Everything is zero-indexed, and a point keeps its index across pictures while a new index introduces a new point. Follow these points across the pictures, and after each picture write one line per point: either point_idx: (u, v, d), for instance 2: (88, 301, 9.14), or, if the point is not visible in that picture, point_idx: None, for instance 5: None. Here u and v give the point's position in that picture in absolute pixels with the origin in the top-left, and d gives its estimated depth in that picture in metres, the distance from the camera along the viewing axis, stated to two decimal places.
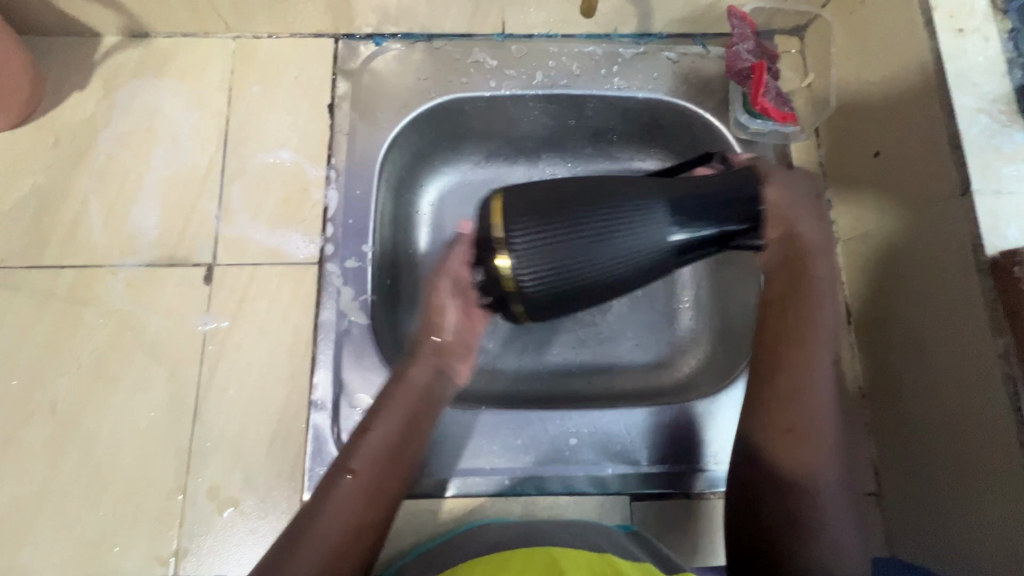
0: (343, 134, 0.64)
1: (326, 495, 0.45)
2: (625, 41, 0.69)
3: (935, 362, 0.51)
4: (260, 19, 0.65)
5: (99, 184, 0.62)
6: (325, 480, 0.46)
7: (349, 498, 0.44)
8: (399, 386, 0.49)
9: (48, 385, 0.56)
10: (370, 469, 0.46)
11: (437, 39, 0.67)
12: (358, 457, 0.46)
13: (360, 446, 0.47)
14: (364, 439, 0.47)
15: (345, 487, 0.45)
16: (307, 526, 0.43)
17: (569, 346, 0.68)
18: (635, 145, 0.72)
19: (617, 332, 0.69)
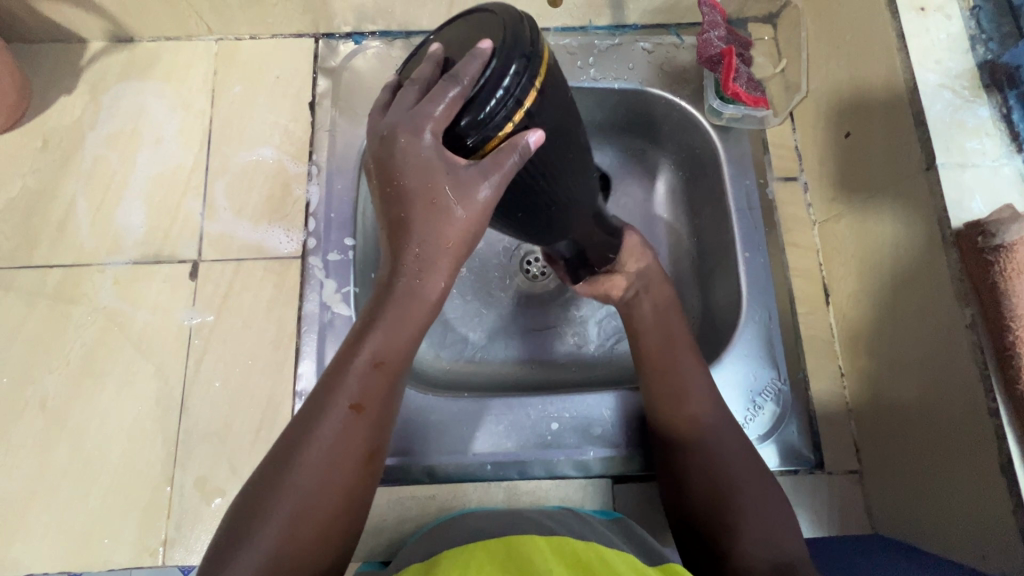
0: (324, 132, 0.65)
1: (318, 422, 0.39)
2: (600, 33, 0.70)
3: (913, 329, 0.51)
4: (242, 22, 0.66)
5: (86, 185, 0.64)
6: (315, 402, 0.40)
7: (351, 434, 0.40)
8: (390, 300, 0.39)
9: (38, 381, 0.57)
10: (370, 403, 0.40)
11: (415, 37, 0.69)
12: (354, 383, 0.40)
13: (357, 375, 0.40)
14: (358, 359, 0.40)
15: (343, 417, 0.39)
16: (298, 452, 0.39)
17: (554, 337, 0.69)
18: (615, 135, 0.73)
19: (599, 317, 0.70)
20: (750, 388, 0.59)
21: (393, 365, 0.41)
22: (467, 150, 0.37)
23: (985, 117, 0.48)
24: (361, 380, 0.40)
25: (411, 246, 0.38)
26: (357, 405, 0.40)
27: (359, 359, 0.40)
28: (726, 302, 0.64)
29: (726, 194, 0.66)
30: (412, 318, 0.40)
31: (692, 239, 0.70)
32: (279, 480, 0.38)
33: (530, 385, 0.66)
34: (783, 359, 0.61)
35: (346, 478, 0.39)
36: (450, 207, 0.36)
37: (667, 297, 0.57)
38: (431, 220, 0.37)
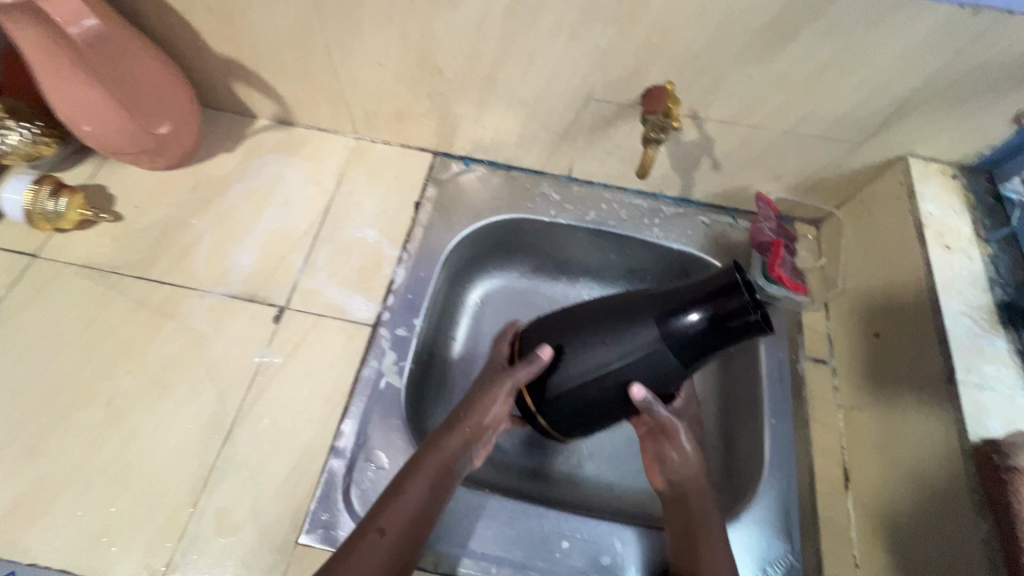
0: (422, 227, 0.77)
1: (353, 548, 0.50)
2: (668, 201, 0.82)
3: (914, 538, 0.54)
4: (381, 130, 0.81)
5: (215, 224, 0.75)
6: (357, 531, 0.51)
7: (374, 555, 0.50)
8: (430, 452, 0.55)
9: (113, 379, 0.63)
10: (398, 528, 0.51)
11: (514, 170, 0.83)
12: (387, 517, 0.52)
13: (390, 509, 0.52)
14: (396, 500, 0.52)
15: (372, 540, 0.50)
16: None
17: (572, 458, 0.74)
18: None
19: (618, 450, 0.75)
20: (761, 557, 0.60)
21: (418, 509, 0.52)
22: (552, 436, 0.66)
23: (1003, 349, 0.55)
24: (393, 507, 0.52)
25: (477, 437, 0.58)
26: (385, 525, 0.51)
27: (390, 529, 0.51)
28: (749, 461, 0.67)
29: (760, 358, 0.71)
30: (441, 476, 0.54)
31: (721, 394, 0.76)
32: None
33: (540, 496, 0.69)
34: (796, 531, 0.61)
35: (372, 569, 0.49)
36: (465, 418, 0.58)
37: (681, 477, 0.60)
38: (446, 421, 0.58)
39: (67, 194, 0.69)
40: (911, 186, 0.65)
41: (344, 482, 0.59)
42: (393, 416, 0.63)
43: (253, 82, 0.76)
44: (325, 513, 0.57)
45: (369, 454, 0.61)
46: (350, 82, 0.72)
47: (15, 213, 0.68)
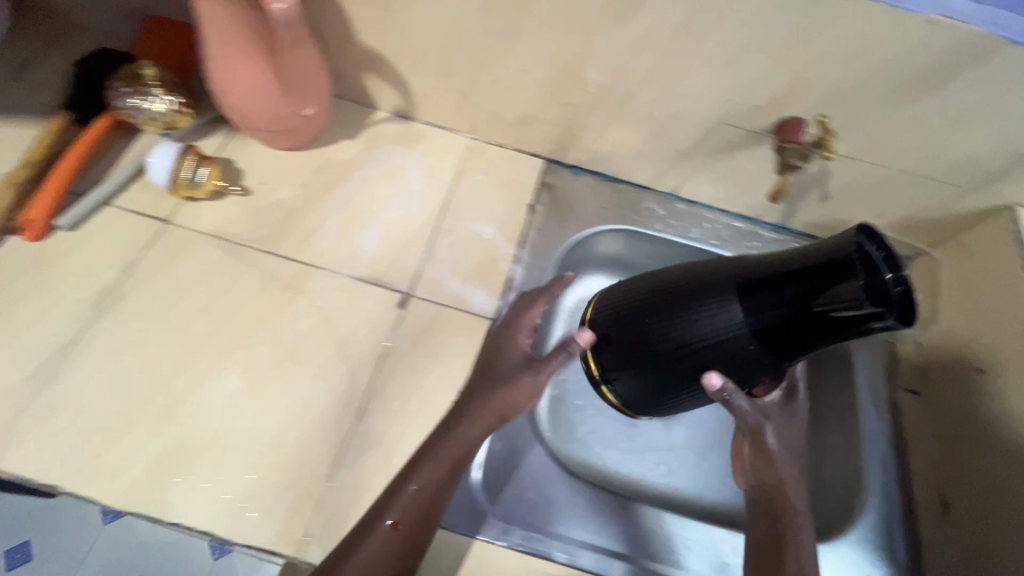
0: (537, 230, 0.79)
1: (360, 541, 0.50)
2: (765, 226, 0.85)
3: None
4: (499, 133, 0.83)
5: (339, 208, 0.76)
6: (367, 519, 0.52)
7: (388, 548, 0.50)
8: (444, 443, 0.55)
9: (248, 349, 0.64)
10: (410, 522, 0.51)
11: (621, 183, 0.86)
12: (397, 511, 0.51)
13: (401, 504, 0.52)
14: (399, 494, 0.52)
15: (383, 533, 0.50)
16: (339, 564, 0.49)
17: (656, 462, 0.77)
18: None
19: (699, 459, 0.78)
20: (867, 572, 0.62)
21: (439, 488, 0.53)
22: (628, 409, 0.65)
23: None
24: (433, 495, 0.53)
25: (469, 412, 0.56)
26: (398, 519, 0.51)
27: (410, 528, 0.51)
28: (845, 482, 0.69)
29: (856, 382, 0.74)
30: (458, 456, 0.54)
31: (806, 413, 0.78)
32: None
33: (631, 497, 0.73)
34: (902, 554, 0.64)
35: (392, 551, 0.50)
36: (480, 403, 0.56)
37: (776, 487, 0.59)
38: (502, 400, 0.56)
39: (208, 164, 0.70)
40: (1022, 233, 0.69)
41: (473, 468, 0.62)
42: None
43: (386, 75, 0.78)
44: (456, 497, 0.59)
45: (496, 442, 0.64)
46: (487, 84, 0.75)
47: (160, 176, 0.69)
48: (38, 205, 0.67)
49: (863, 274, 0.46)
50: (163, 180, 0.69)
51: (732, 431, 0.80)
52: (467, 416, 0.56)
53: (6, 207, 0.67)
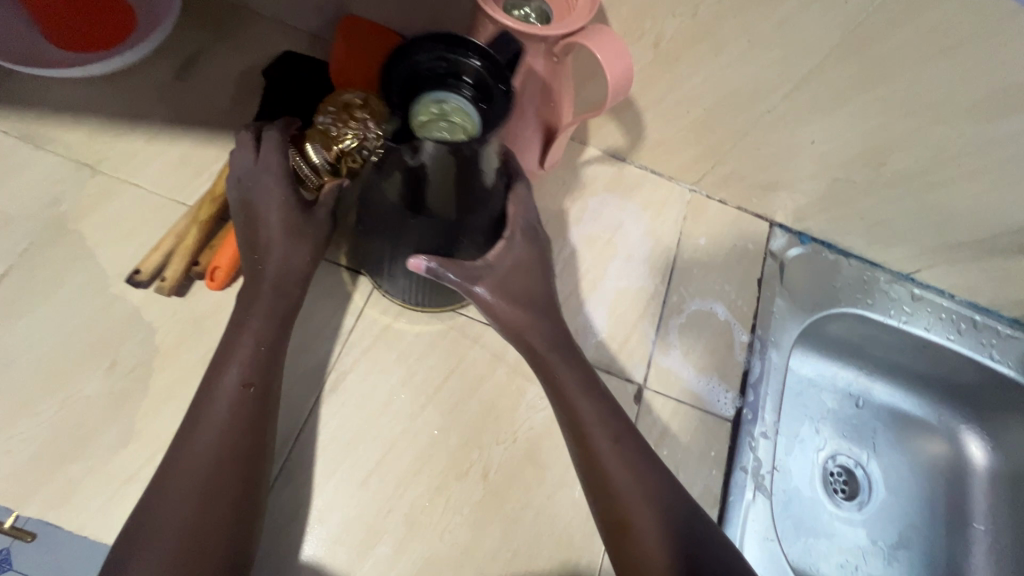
0: (770, 312, 0.71)
1: (191, 428, 0.45)
2: (1000, 320, 0.78)
3: None
4: (730, 190, 0.73)
5: (559, 272, 0.67)
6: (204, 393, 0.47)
7: (209, 434, 0.45)
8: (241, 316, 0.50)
9: (485, 448, 0.57)
10: (239, 396, 0.46)
11: (852, 258, 0.76)
12: (220, 403, 0.46)
13: (227, 395, 0.46)
14: (222, 375, 0.47)
15: (229, 400, 0.46)
16: (171, 464, 0.44)
17: (853, 559, 0.78)
18: (949, 403, 0.85)
19: (896, 559, 0.79)
20: None
21: (215, 455, 0.44)
22: (427, 310, 0.60)
23: None
24: (186, 459, 0.44)
25: (262, 375, 0.48)
26: (248, 381, 0.47)
27: (209, 423, 0.45)
28: None
29: None
30: (221, 451, 0.44)
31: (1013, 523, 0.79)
32: (163, 517, 0.41)
33: None
34: None
35: (178, 527, 0.41)
36: (245, 335, 0.48)
37: (661, 466, 0.50)
38: (268, 329, 0.49)
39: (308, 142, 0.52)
40: None
41: None
42: (755, 525, 0.61)
43: (626, 118, 0.67)
44: None
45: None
46: (751, 145, 0.64)
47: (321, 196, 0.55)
48: (226, 248, 0.55)
49: (470, 85, 0.44)
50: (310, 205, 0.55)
51: (924, 527, 0.81)
52: (236, 355, 0.48)
53: (189, 249, 0.56)
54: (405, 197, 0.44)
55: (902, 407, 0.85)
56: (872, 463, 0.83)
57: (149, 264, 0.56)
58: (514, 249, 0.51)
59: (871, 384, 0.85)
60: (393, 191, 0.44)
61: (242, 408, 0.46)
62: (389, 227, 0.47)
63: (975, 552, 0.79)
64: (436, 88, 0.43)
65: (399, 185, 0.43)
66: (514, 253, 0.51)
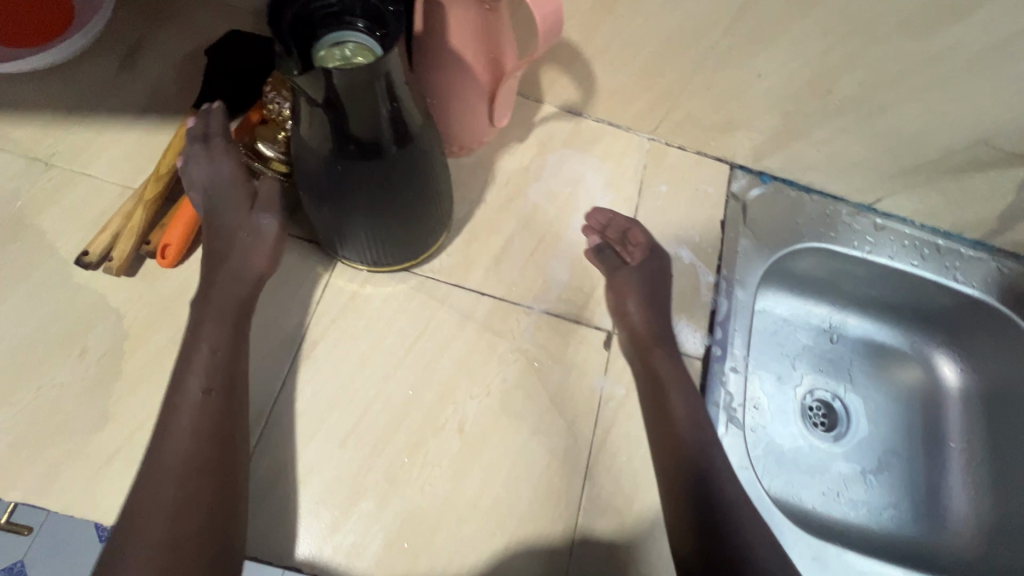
0: (734, 252, 0.72)
1: (158, 444, 0.45)
2: (963, 243, 0.79)
3: None
4: (687, 135, 0.73)
5: (522, 229, 0.68)
6: (170, 403, 0.47)
7: (182, 443, 0.45)
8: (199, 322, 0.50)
9: (459, 402, 0.59)
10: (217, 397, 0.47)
11: (813, 193, 0.77)
12: (188, 413, 0.46)
13: (193, 403, 0.47)
14: (183, 386, 0.47)
15: (194, 403, 0.47)
16: (144, 477, 0.44)
17: (831, 491, 0.79)
18: (923, 330, 0.86)
19: (874, 486, 0.80)
20: None
21: (185, 461, 0.44)
22: (379, 269, 0.61)
23: None
24: (159, 470, 0.44)
25: (221, 379, 0.49)
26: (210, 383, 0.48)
27: (182, 431, 0.45)
28: None
29: None
30: (195, 458, 0.45)
31: (988, 442, 0.80)
32: (141, 533, 0.41)
33: (823, 529, 0.76)
34: None
35: (163, 537, 0.41)
36: (201, 341, 0.49)
37: (714, 440, 0.57)
38: (224, 329, 0.51)
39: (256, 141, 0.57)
40: None
41: None
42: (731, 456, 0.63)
43: (576, 70, 0.67)
44: None
45: None
46: (700, 86, 0.65)
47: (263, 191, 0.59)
48: (176, 226, 0.56)
49: (365, 19, 0.41)
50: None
51: (901, 455, 0.83)
52: (195, 360, 0.49)
53: (137, 229, 0.56)
54: (330, 145, 0.42)
55: (876, 339, 0.87)
56: (849, 396, 0.85)
57: (97, 245, 0.56)
58: (648, 261, 0.66)
59: (844, 319, 0.86)
60: (316, 140, 0.42)
61: (209, 412, 0.47)
62: (325, 181, 0.46)
63: (954, 475, 0.81)
64: (332, 28, 0.41)
65: (320, 134, 0.42)
66: (655, 264, 0.66)
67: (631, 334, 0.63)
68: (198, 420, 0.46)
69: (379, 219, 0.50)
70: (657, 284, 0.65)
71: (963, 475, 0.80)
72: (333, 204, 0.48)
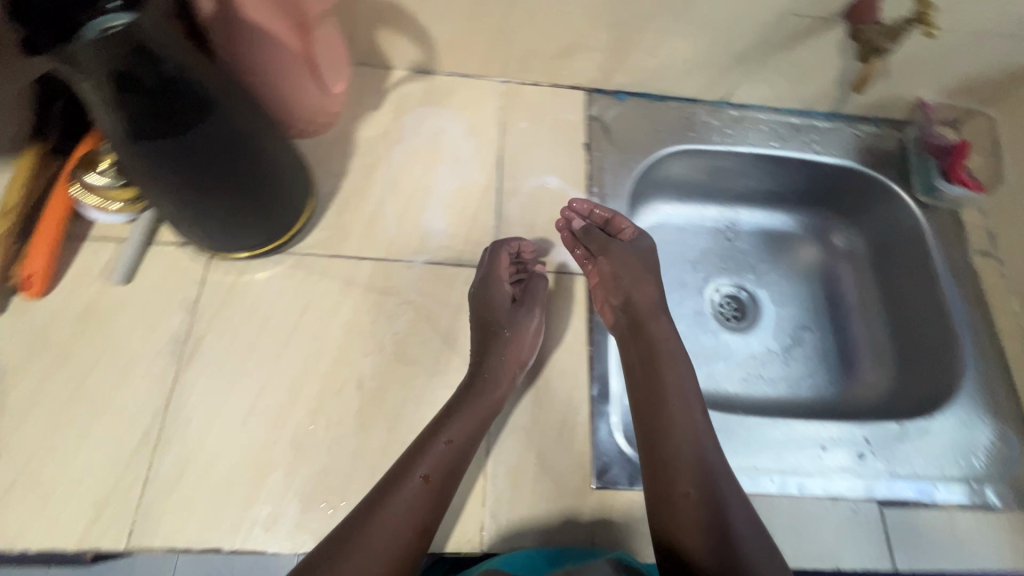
0: (601, 170, 0.75)
1: (364, 525, 0.49)
2: (819, 116, 0.83)
3: None
4: (535, 70, 0.76)
5: (391, 191, 0.70)
6: (391, 478, 0.52)
7: (383, 533, 0.48)
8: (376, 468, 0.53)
9: (353, 363, 0.60)
10: (434, 474, 0.52)
11: (669, 100, 0.80)
12: (401, 496, 0.50)
13: (406, 490, 0.51)
14: (404, 482, 0.51)
15: (413, 486, 0.51)
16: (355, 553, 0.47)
17: (749, 376, 0.81)
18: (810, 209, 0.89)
19: (790, 362, 0.82)
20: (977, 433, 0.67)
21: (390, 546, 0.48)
22: (260, 252, 0.63)
23: None
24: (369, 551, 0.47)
25: (443, 471, 0.52)
26: (427, 471, 0.52)
27: (381, 518, 0.49)
28: (933, 357, 0.75)
29: (935, 259, 0.77)
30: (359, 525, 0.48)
31: (882, 296, 0.83)
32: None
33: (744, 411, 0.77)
34: (1004, 412, 0.69)
35: None
36: (441, 434, 0.54)
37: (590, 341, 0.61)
38: (467, 428, 0.55)
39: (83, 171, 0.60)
40: None
41: (618, 426, 0.61)
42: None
43: (406, 27, 0.69)
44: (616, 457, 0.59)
45: None
46: (523, 17, 0.67)
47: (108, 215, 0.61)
48: (37, 255, 0.57)
49: None
50: (113, 217, 0.62)
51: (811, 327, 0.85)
52: (429, 448, 0.53)
53: None
54: (126, 125, 0.44)
55: (768, 227, 0.90)
56: (754, 287, 0.87)
57: None
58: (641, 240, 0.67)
59: (735, 215, 0.89)
60: (111, 124, 0.44)
61: (420, 500, 0.51)
62: (142, 165, 0.48)
63: (862, 335, 0.83)
64: None
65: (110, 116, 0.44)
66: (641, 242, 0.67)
67: (625, 305, 0.63)
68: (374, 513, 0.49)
69: (213, 190, 0.52)
70: (648, 260, 0.66)
71: (869, 332, 0.83)
72: (171, 187, 0.50)
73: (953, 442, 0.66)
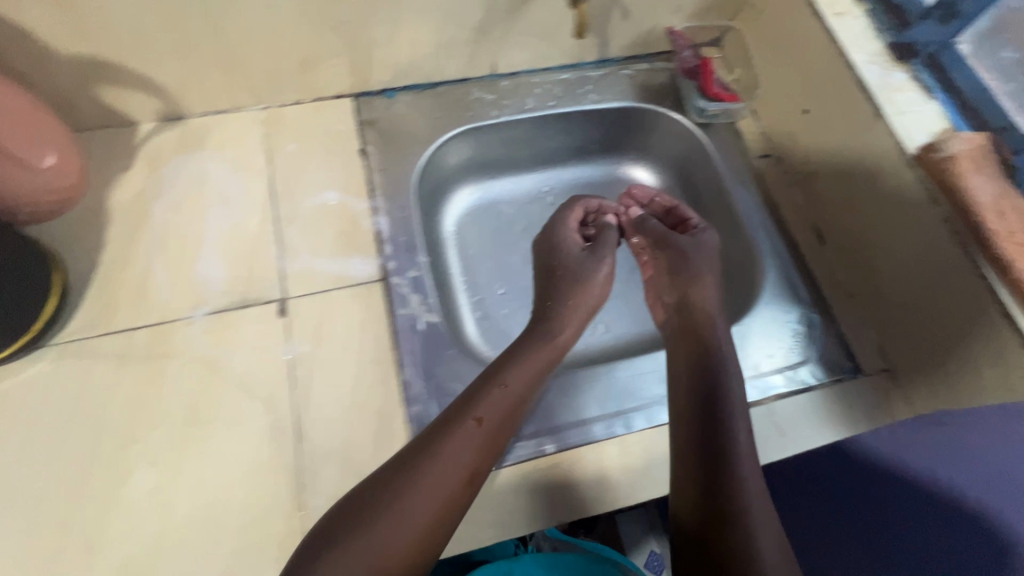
0: (380, 172, 0.74)
1: (391, 481, 0.50)
2: (589, 67, 0.85)
3: (904, 257, 0.65)
4: (288, 90, 0.74)
5: (158, 250, 0.66)
6: (449, 419, 0.54)
7: (431, 486, 0.50)
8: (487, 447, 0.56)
9: (142, 439, 0.57)
10: (491, 420, 0.55)
11: (439, 86, 0.80)
12: (450, 448, 0.52)
13: (459, 435, 0.53)
14: (463, 427, 0.53)
15: (469, 430, 0.53)
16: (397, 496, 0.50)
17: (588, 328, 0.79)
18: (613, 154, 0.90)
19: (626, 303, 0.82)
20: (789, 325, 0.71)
21: (429, 505, 0.50)
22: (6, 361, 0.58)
23: (905, 79, 0.65)
24: (416, 503, 0.49)
25: (493, 417, 0.55)
26: (479, 415, 0.54)
27: (430, 465, 0.51)
28: (742, 267, 0.77)
29: (722, 173, 0.80)
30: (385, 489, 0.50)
31: None
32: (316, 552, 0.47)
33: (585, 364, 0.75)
34: (803, 291, 0.73)
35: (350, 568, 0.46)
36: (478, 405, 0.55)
37: None
38: (519, 380, 0.58)
39: None
40: None
41: (434, 422, 0.60)
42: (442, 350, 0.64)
43: (125, 79, 0.65)
44: None
45: (444, 389, 0.62)
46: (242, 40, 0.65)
47: None
48: None
49: None
50: None
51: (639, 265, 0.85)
52: (481, 395, 0.56)
53: None
54: None
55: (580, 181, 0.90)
56: None
57: None
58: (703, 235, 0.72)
59: (544, 179, 0.89)
60: None
61: (474, 439, 0.53)
62: None
63: None
64: None
65: None
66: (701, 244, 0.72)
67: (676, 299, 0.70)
68: (438, 465, 0.51)
69: None
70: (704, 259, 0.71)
71: None
72: None
73: (760, 342, 0.70)
